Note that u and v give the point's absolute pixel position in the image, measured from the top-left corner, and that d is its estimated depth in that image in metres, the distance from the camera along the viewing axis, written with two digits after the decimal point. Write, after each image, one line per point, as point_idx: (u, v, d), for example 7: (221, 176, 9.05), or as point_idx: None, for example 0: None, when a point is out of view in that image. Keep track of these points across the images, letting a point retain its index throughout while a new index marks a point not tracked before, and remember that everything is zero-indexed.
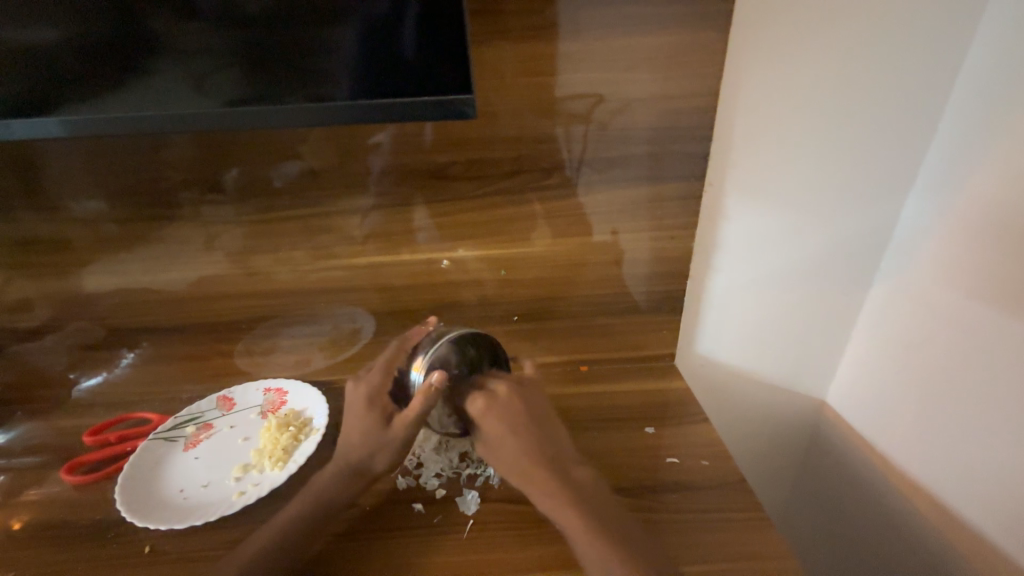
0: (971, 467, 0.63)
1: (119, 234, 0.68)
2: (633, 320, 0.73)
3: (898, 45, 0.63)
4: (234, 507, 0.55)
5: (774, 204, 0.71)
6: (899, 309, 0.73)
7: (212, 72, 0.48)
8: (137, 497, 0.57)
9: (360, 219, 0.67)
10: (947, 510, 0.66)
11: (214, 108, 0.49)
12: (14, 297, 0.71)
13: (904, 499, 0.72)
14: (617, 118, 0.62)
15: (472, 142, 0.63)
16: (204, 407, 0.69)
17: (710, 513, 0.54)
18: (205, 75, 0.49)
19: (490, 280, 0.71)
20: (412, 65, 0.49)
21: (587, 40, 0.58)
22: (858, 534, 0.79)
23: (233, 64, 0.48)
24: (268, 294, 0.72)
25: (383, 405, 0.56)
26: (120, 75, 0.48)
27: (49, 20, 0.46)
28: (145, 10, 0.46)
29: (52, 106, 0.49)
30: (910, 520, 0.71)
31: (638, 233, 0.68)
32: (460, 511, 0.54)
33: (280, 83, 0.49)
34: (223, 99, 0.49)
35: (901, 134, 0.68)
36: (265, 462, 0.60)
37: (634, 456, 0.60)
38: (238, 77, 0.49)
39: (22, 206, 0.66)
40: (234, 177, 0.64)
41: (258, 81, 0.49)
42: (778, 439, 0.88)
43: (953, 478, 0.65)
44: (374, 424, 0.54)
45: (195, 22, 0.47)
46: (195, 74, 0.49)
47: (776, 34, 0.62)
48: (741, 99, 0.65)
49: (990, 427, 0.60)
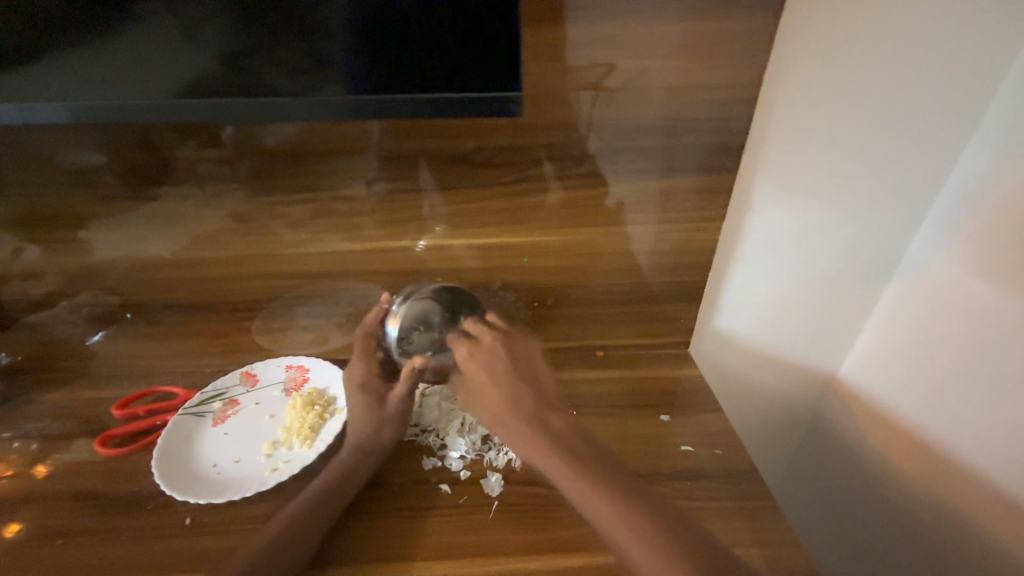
0: (980, 448, 0.68)
1: (117, 193, 0.66)
2: (649, 308, 0.74)
3: (948, 38, 0.60)
4: (269, 482, 0.57)
5: (805, 200, 0.70)
6: (916, 306, 0.75)
7: (201, 19, 0.47)
8: (173, 471, 0.59)
9: (367, 186, 0.65)
10: (954, 495, 0.72)
11: (205, 59, 0.48)
12: (27, 267, 0.71)
13: (912, 484, 0.78)
14: (644, 100, 0.60)
15: (497, 127, 0.61)
16: (228, 383, 0.71)
17: (723, 500, 0.57)
18: (194, 22, 0.47)
19: (508, 266, 0.71)
20: (408, 14, 0.48)
21: (616, 23, 0.55)
22: (860, 505, 0.86)
23: (223, 12, 0.47)
24: (285, 273, 0.71)
25: (374, 388, 0.65)
26: (105, 20, 0.47)
27: None
28: None
29: (34, 50, 0.48)
30: (916, 502, 0.77)
31: (661, 225, 0.68)
32: (484, 492, 0.57)
33: (273, 34, 0.48)
34: (213, 52, 0.48)
35: (940, 128, 0.66)
36: (293, 440, 0.62)
37: (649, 444, 0.63)
38: (227, 26, 0.48)
39: (30, 175, 0.65)
40: (233, 131, 0.62)
41: (249, 31, 0.48)
42: (784, 423, 0.92)
43: (955, 462, 0.71)
44: (368, 407, 0.63)
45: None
46: (183, 21, 0.47)
47: (822, 21, 0.58)
48: (780, 86, 0.62)
49: (995, 409, 0.66)
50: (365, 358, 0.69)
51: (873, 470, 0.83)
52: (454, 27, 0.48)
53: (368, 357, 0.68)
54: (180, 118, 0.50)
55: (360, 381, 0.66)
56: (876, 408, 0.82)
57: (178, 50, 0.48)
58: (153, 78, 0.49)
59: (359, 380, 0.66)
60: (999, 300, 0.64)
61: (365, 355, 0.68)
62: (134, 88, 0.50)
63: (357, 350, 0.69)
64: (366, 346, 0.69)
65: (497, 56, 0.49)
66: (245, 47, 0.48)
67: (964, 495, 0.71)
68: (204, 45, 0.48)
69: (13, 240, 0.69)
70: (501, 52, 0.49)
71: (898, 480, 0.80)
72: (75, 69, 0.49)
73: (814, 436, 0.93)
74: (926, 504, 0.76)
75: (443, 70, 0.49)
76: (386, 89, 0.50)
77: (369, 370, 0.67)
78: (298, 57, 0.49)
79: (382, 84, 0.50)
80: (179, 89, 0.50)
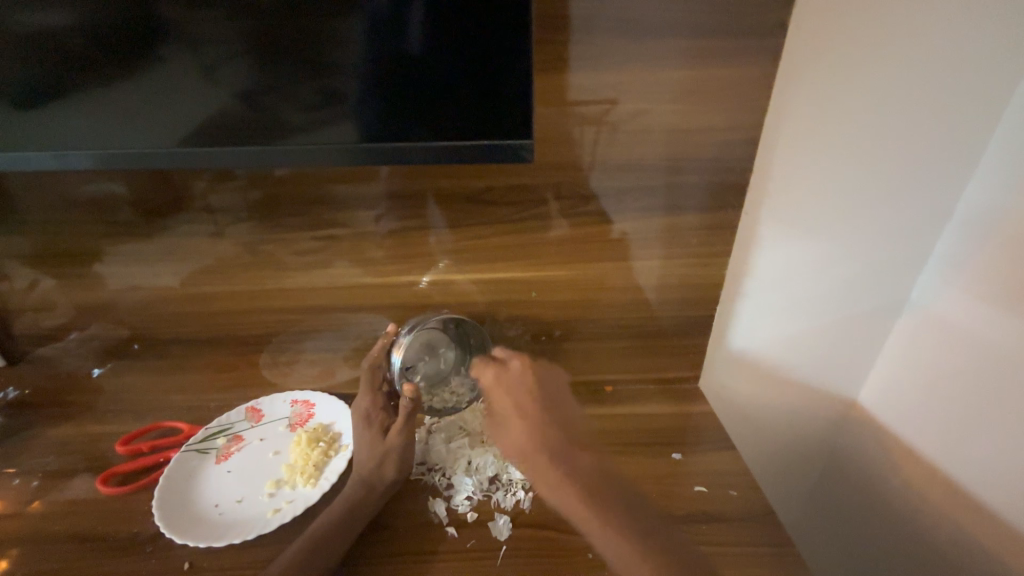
0: (1005, 486, 0.66)
1: (133, 227, 0.67)
2: (657, 342, 0.74)
3: (944, 79, 0.62)
4: (271, 525, 0.56)
5: (810, 234, 0.70)
6: (929, 340, 0.74)
7: (222, 61, 0.50)
8: (173, 512, 0.58)
9: (376, 220, 0.66)
10: (982, 540, 0.69)
11: (227, 99, 0.51)
12: (41, 299, 0.72)
13: (938, 527, 0.75)
14: (644, 138, 0.61)
15: (505, 168, 0.63)
16: (233, 418, 0.70)
17: (741, 547, 0.55)
18: (216, 64, 0.50)
19: (516, 299, 0.71)
20: (417, 56, 0.49)
21: (619, 69, 0.58)
22: (886, 545, 0.83)
23: (244, 55, 0.50)
24: (295, 307, 0.72)
25: (380, 422, 0.62)
26: (133, 62, 0.50)
27: (58, 3, 0.47)
28: None
29: (64, 90, 0.51)
30: (943, 546, 0.74)
31: (668, 259, 0.68)
32: (493, 536, 0.55)
33: (290, 75, 0.50)
34: (232, 92, 0.51)
35: (940, 163, 0.67)
36: (296, 478, 0.61)
37: (659, 485, 0.61)
38: (248, 67, 0.50)
39: (51, 212, 0.67)
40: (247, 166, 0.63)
41: (267, 73, 0.50)
42: (798, 460, 0.90)
43: (979, 504, 0.69)
44: (372, 442, 0.60)
45: (208, 9, 0.48)
46: (206, 64, 0.50)
47: (819, 64, 0.60)
48: (782, 124, 0.63)
49: (1016, 445, 0.64)
50: (370, 391, 0.64)
51: (896, 512, 0.80)
52: (460, 71, 0.50)
53: (374, 390, 0.64)
54: (199, 155, 0.53)
55: (364, 414, 0.63)
56: (896, 445, 0.80)
57: (198, 90, 0.51)
58: (178, 118, 0.52)
59: (363, 414, 0.63)
60: (1014, 332, 0.63)
61: (370, 389, 0.64)
62: (160, 126, 0.53)
63: (363, 382, 0.65)
64: (372, 378, 0.65)
65: (502, 95, 0.51)
66: (263, 87, 0.51)
67: (996, 537, 0.68)
68: (225, 85, 0.51)
69: (30, 274, 0.71)
70: (507, 91, 0.51)
71: (922, 521, 0.77)
72: (102, 107, 0.52)
73: (830, 473, 0.90)
74: (953, 546, 0.73)
75: (453, 113, 0.52)
76: (397, 129, 0.52)
77: (375, 404, 0.63)
78: (311, 94, 0.51)
79: (392, 123, 0.52)
80: (201, 129, 0.53)
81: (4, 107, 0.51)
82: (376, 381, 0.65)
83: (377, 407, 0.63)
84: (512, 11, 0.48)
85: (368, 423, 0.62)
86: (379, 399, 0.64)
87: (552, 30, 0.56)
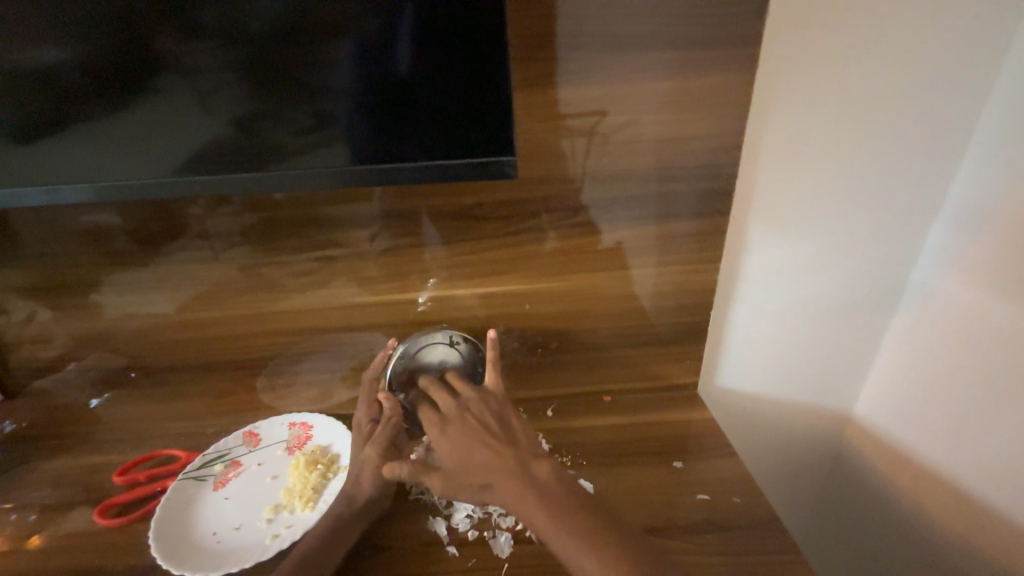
0: (1006, 480, 0.65)
1: (128, 256, 0.68)
2: (655, 350, 0.74)
3: (923, 79, 0.63)
4: (270, 551, 0.55)
5: (800, 236, 0.71)
6: (926, 336, 0.74)
7: (217, 90, 0.51)
8: (171, 542, 0.57)
9: (370, 239, 0.67)
10: (990, 539, 0.68)
11: (221, 126, 0.52)
12: (38, 331, 0.72)
13: (942, 525, 0.74)
14: (630, 148, 0.62)
15: (496, 184, 0.64)
16: (231, 443, 0.70)
17: (749, 556, 0.54)
18: (210, 94, 0.51)
19: (511, 313, 0.71)
20: (405, 79, 0.51)
21: (604, 83, 0.59)
22: (894, 549, 0.81)
23: (237, 83, 0.51)
24: (290, 329, 0.72)
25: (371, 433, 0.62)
26: (130, 94, 0.51)
27: (57, 41, 0.49)
28: (151, 28, 0.49)
29: (62, 124, 0.52)
30: (952, 546, 0.73)
31: (659, 266, 0.69)
32: (495, 554, 0.55)
33: (282, 101, 0.51)
34: (227, 119, 0.52)
35: (927, 160, 0.68)
36: (295, 503, 0.60)
37: (662, 494, 0.60)
38: (241, 95, 0.51)
39: (47, 244, 0.67)
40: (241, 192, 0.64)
41: (261, 99, 0.51)
42: (802, 465, 0.89)
43: (985, 501, 0.68)
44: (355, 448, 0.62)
45: (203, 41, 0.49)
46: (201, 93, 0.51)
47: (801, 69, 0.62)
48: (767, 128, 0.64)
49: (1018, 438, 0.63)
50: (366, 403, 0.64)
51: (904, 514, 0.79)
52: (449, 91, 0.51)
53: (370, 401, 0.64)
54: (194, 182, 0.54)
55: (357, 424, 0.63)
56: (900, 444, 0.79)
57: (194, 119, 0.52)
58: (173, 147, 0.53)
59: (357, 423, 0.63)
60: (1009, 323, 0.63)
61: (367, 399, 0.64)
62: (156, 155, 0.54)
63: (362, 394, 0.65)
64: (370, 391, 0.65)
65: (488, 113, 0.52)
66: (256, 114, 0.52)
67: (1005, 536, 0.66)
68: (219, 113, 0.52)
69: (26, 306, 0.71)
70: (495, 108, 0.52)
71: (929, 522, 0.76)
72: (99, 139, 0.52)
73: (835, 477, 0.89)
74: (960, 546, 0.72)
75: (441, 132, 0.53)
76: (387, 150, 0.53)
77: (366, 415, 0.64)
78: (303, 119, 0.52)
79: (382, 144, 0.53)
80: (196, 156, 0.54)
81: (2, 141, 0.52)
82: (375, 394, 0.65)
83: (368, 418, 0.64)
84: (498, 31, 0.49)
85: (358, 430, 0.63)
86: (372, 411, 0.64)
87: (536, 47, 0.57)
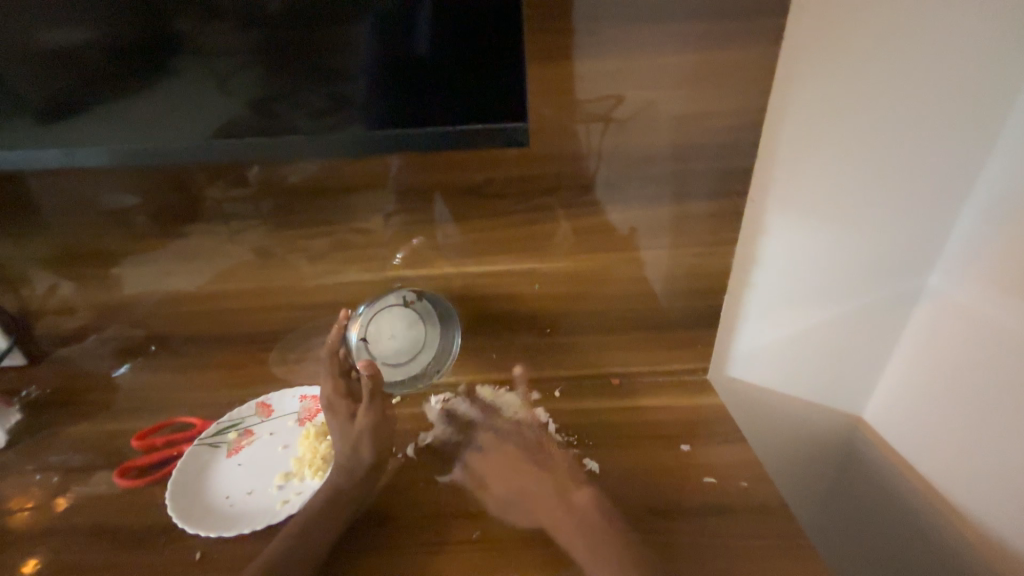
0: (1013, 487, 0.63)
1: (148, 231, 0.69)
2: (666, 334, 0.73)
3: (957, 65, 0.60)
4: (280, 515, 0.57)
5: (817, 224, 0.69)
6: (946, 329, 0.71)
7: (234, 72, 0.51)
8: (186, 503, 0.59)
9: (384, 220, 0.67)
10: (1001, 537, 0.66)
11: (236, 108, 0.52)
12: (62, 302, 0.75)
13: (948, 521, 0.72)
14: (645, 124, 0.61)
15: (509, 160, 0.63)
16: (244, 413, 0.71)
17: (754, 539, 0.53)
18: (228, 75, 0.51)
19: (522, 292, 0.71)
20: (426, 59, 0.50)
21: (621, 57, 0.57)
22: (892, 542, 0.79)
23: (255, 65, 0.50)
24: (303, 303, 0.73)
25: (346, 407, 0.65)
26: (151, 77, 0.51)
27: (81, 23, 0.49)
28: (172, 10, 0.49)
29: (81, 104, 0.52)
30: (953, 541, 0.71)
31: (673, 249, 0.68)
32: (499, 527, 0.55)
33: (298, 82, 0.51)
34: (244, 100, 0.52)
35: (958, 148, 0.65)
36: (305, 471, 0.62)
37: (669, 477, 0.60)
38: (258, 77, 0.51)
39: (68, 217, 0.69)
40: (258, 173, 0.65)
41: (277, 82, 0.51)
42: (813, 456, 0.88)
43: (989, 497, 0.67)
44: (342, 425, 0.64)
45: (222, 22, 0.49)
46: (219, 75, 0.51)
47: (828, 52, 0.59)
48: (788, 111, 0.62)
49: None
50: (332, 378, 0.67)
51: (908, 508, 0.77)
52: (467, 67, 0.51)
53: (334, 377, 0.67)
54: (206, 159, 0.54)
55: (329, 402, 0.66)
56: (913, 438, 0.77)
57: (211, 100, 0.52)
58: (188, 127, 0.53)
59: (328, 401, 0.66)
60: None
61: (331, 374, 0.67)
62: (170, 136, 0.53)
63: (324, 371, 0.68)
64: (334, 365, 0.68)
65: (503, 87, 0.51)
66: (271, 95, 0.52)
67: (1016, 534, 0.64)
68: (236, 95, 0.52)
69: (48, 278, 0.73)
70: (509, 82, 0.51)
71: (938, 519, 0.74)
72: (117, 118, 0.53)
73: (848, 469, 0.88)
74: (961, 546, 0.70)
75: (455, 107, 0.52)
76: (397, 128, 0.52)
77: (335, 389, 0.66)
78: (319, 101, 0.52)
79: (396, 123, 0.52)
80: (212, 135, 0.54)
81: (24, 121, 0.53)
82: (337, 369, 0.68)
83: (340, 392, 0.66)
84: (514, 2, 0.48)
85: (333, 410, 0.65)
86: (340, 386, 0.67)
87: (553, 18, 0.56)
